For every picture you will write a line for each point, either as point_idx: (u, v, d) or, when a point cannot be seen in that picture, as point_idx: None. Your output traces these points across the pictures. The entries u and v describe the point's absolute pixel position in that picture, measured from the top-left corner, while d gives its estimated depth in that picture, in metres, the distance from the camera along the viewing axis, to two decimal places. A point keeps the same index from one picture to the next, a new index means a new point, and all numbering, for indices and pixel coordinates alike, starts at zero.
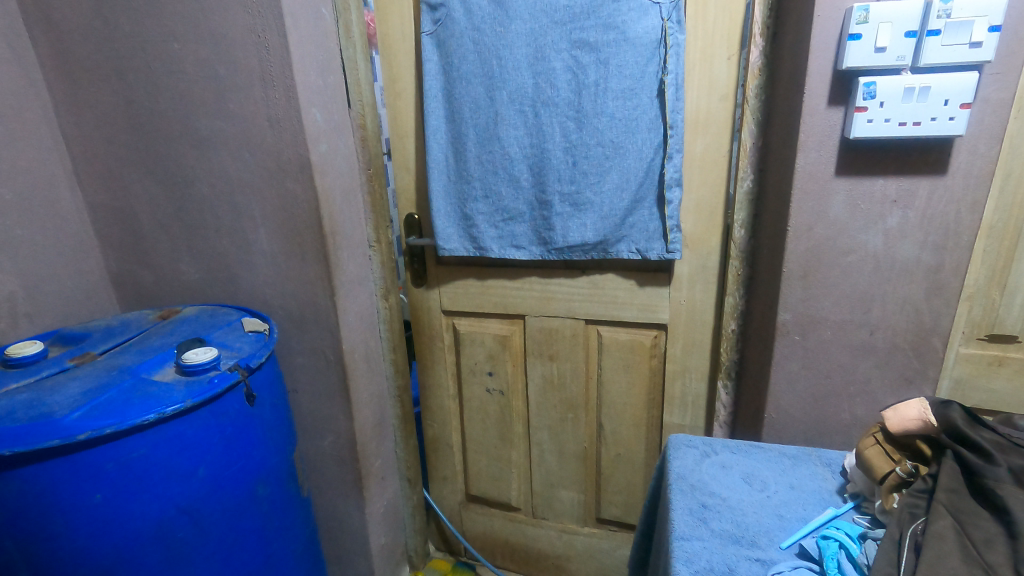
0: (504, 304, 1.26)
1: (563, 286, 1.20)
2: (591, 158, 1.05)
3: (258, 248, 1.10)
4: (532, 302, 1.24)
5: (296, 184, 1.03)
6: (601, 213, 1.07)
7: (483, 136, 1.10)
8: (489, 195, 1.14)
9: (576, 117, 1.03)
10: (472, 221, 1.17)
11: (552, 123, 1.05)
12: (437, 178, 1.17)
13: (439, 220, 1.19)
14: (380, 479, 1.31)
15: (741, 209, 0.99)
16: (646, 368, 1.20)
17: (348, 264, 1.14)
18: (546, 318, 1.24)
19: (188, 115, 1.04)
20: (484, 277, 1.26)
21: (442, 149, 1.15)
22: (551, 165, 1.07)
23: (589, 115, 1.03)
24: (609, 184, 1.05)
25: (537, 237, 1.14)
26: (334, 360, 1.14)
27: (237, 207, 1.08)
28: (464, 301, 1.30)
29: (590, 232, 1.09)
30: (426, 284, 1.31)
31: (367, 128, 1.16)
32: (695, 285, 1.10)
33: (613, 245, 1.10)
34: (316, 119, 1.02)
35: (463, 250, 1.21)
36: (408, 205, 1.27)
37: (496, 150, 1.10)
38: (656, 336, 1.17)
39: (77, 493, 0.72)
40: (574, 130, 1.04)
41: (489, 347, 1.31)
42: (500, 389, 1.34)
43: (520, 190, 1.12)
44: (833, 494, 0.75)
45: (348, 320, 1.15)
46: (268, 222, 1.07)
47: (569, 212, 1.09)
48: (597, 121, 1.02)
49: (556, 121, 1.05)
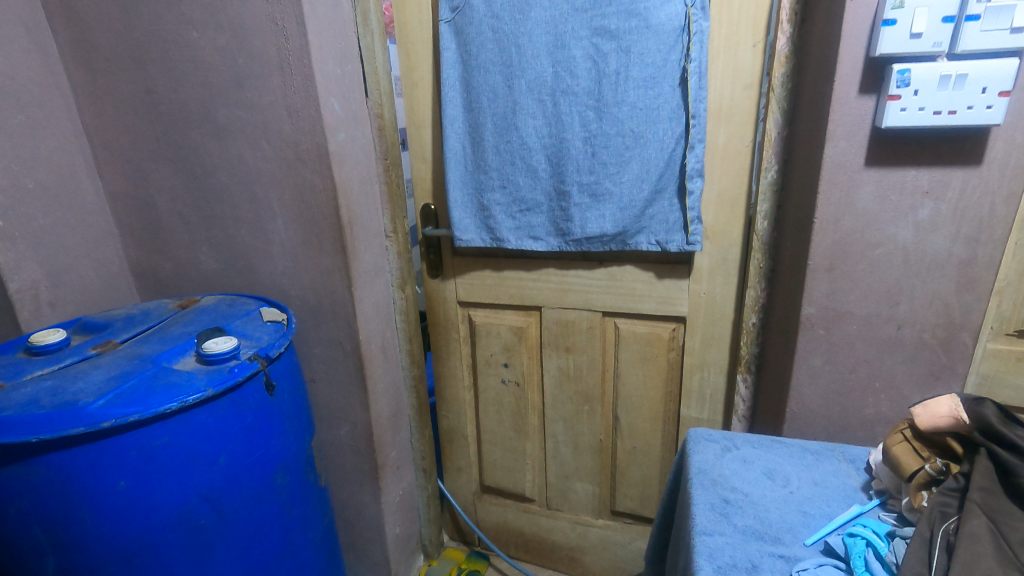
0: (520, 296, 1.26)
1: (580, 278, 1.19)
2: (611, 147, 1.03)
3: (276, 238, 1.10)
4: (549, 294, 1.23)
5: (315, 174, 1.02)
6: (620, 206, 1.06)
7: (502, 125, 1.09)
8: (507, 186, 1.13)
9: (597, 107, 1.02)
10: (490, 212, 1.17)
11: (571, 113, 1.04)
12: (455, 169, 1.16)
13: (456, 211, 1.19)
14: (396, 468, 1.32)
15: (765, 200, 0.97)
16: (664, 361, 1.18)
17: (365, 254, 1.14)
18: (564, 310, 1.23)
19: (207, 104, 1.04)
20: (501, 269, 1.25)
21: (459, 138, 1.14)
22: (569, 155, 1.07)
23: (609, 105, 1.01)
24: (629, 175, 1.04)
25: (555, 228, 1.14)
26: (351, 351, 1.15)
27: (256, 198, 1.08)
28: (480, 292, 1.29)
29: (610, 224, 1.08)
30: (442, 275, 1.31)
31: (383, 117, 1.15)
32: (715, 277, 1.08)
33: (632, 236, 1.08)
34: (334, 109, 1.01)
35: (480, 241, 1.20)
36: (424, 195, 1.26)
37: (513, 139, 1.10)
38: (675, 329, 1.16)
39: (101, 480, 0.73)
40: (594, 120, 1.03)
41: (505, 339, 1.31)
42: (516, 380, 1.33)
43: (538, 181, 1.11)
44: (858, 491, 0.74)
45: (364, 312, 1.15)
46: (286, 212, 1.07)
47: (588, 204, 1.08)
48: (617, 111, 1.01)
49: (575, 111, 1.04)
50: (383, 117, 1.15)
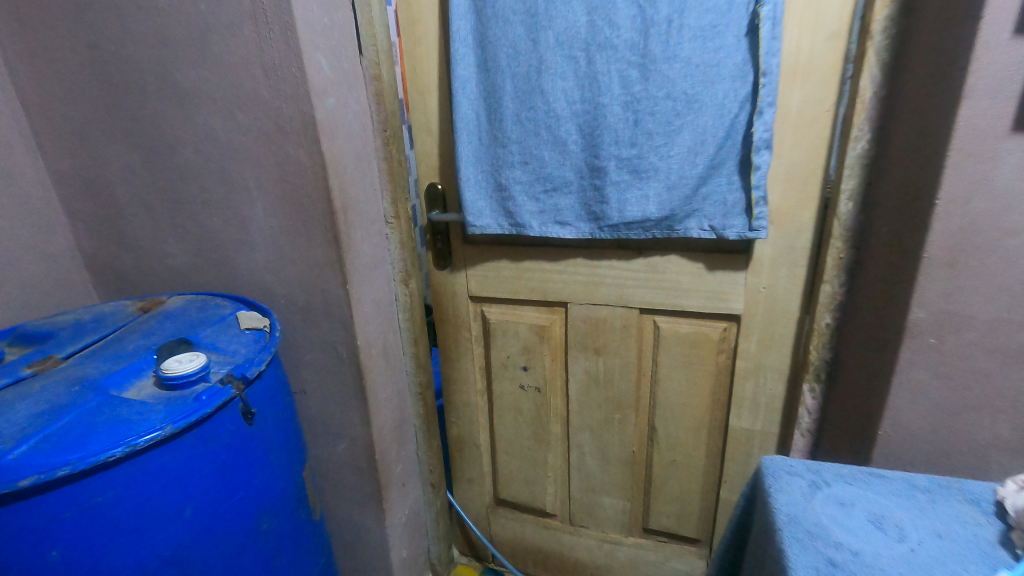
0: (542, 290, 1.09)
1: (614, 270, 1.02)
2: (657, 114, 0.86)
3: (255, 227, 0.92)
4: (577, 288, 1.06)
5: (300, 148, 0.84)
6: (666, 185, 0.89)
7: (524, 89, 0.91)
8: (529, 162, 0.96)
9: (641, 64, 0.84)
10: (508, 192, 0.99)
11: (609, 73, 0.86)
12: (467, 142, 0.98)
13: (469, 191, 1.01)
14: (401, 486, 1.17)
15: (851, 177, 0.79)
16: (712, 366, 1.02)
17: (362, 244, 0.96)
18: (593, 307, 1.06)
19: (165, 63, 0.84)
20: (520, 259, 1.08)
21: (472, 104, 0.96)
22: (605, 125, 0.89)
23: (656, 61, 0.83)
24: (679, 148, 0.87)
25: (586, 212, 0.97)
26: (347, 358, 0.98)
27: (228, 177, 0.89)
28: (496, 286, 1.12)
29: (653, 207, 0.91)
30: (451, 265, 1.14)
31: (381, 79, 0.96)
32: (778, 270, 0.92)
33: (680, 220, 0.91)
34: (321, 67, 0.82)
35: (497, 227, 1.03)
36: (429, 173, 1.08)
37: (537, 107, 0.92)
38: (726, 329, 0.99)
39: (26, 550, 0.56)
40: (637, 80, 0.85)
41: (524, 339, 1.14)
42: (536, 385, 1.17)
43: (566, 156, 0.94)
44: (998, 548, 0.58)
45: (361, 313, 0.97)
46: (265, 195, 0.89)
47: (627, 183, 0.91)
48: (666, 69, 0.83)
49: (613, 70, 0.86)
50: (380, 79, 0.96)
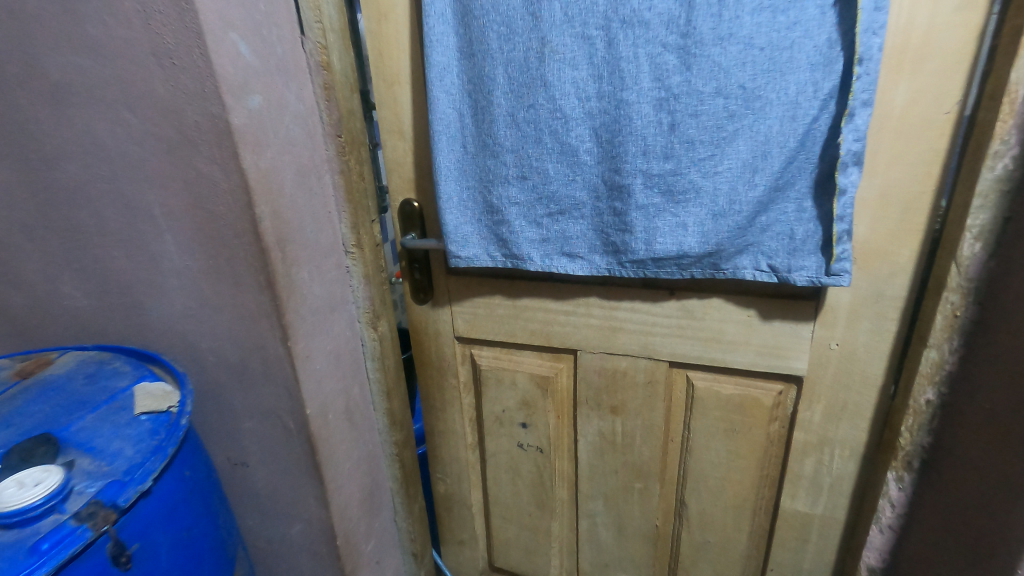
0: (546, 334, 0.87)
1: (637, 313, 0.80)
2: (702, 115, 0.63)
3: (168, 265, 0.70)
4: (589, 334, 0.84)
5: (214, 164, 0.61)
6: (712, 211, 0.67)
7: (523, 80, 0.69)
8: (529, 178, 0.74)
9: (680, 47, 0.62)
10: (501, 215, 0.77)
11: (637, 60, 0.64)
12: (447, 150, 0.76)
13: (451, 213, 0.79)
14: (374, 566, 0.96)
15: (983, 207, 0.57)
16: (761, 436, 0.80)
17: (311, 285, 0.74)
18: (610, 356, 0.85)
19: (29, 49, 0.62)
20: (518, 296, 0.86)
21: (453, 100, 0.74)
22: (630, 129, 0.67)
23: (704, 42, 0.61)
24: (731, 162, 0.64)
25: (602, 242, 0.74)
26: (295, 429, 0.76)
27: (128, 202, 0.67)
28: (489, 326, 0.91)
29: (694, 239, 0.69)
30: (433, 300, 0.92)
31: (332, 67, 0.73)
32: (858, 323, 0.69)
33: (729, 257, 0.69)
34: (237, 51, 0.59)
35: (487, 259, 0.80)
36: (402, 187, 0.86)
37: (539, 104, 0.69)
38: (781, 393, 0.77)
39: None
40: (676, 68, 0.63)
41: (523, 390, 0.93)
42: (538, 445, 0.96)
43: (578, 169, 0.72)
44: None
45: (311, 372, 0.75)
46: (176, 226, 0.67)
47: (659, 206, 0.69)
48: (717, 54, 0.61)
49: (643, 56, 0.63)
50: (331, 66, 0.73)
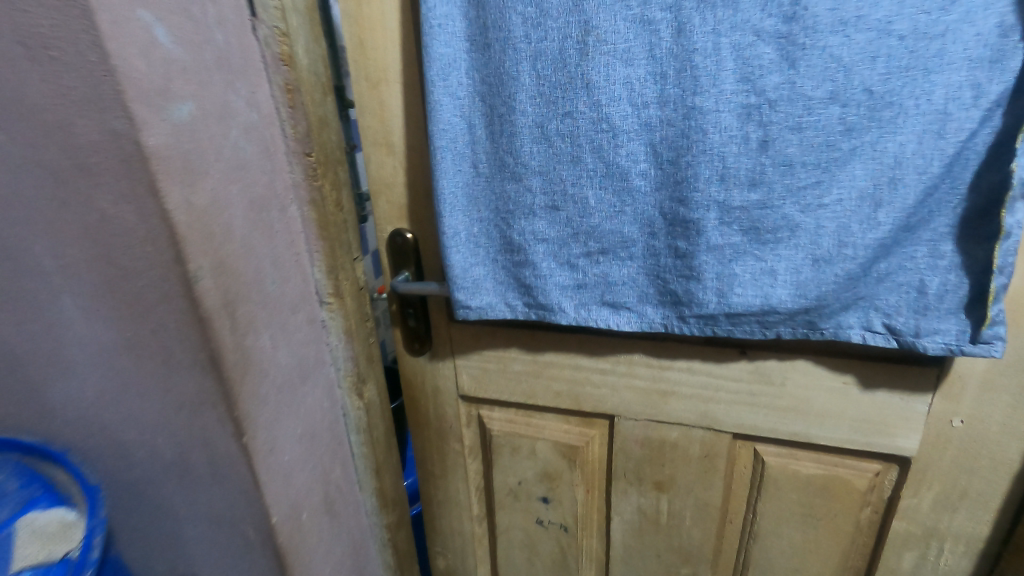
0: (575, 396, 0.70)
1: (695, 375, 0.63)
2: (810, 128, 0.46)
3: (71, 336, 0.51)
4: (631, 397, 0.68)
5: (124, 202, 0.42)
6: (813, 255, 0.50)
7: (557, 80, 0.52)
8: (562, 208, 0.56)
9: (782, 36, 0.45)
10: (525, 254, 0.59)
11: (718, 53, 0.47)
12: (453, 171, 0.58)
13: (458, 252, 0.61)
14: None
15: None
16: (848, 523, 0.65)
17: (274, 354, 0.55)
18: (656, 424, 0.68)
19: None
20: (541, 350, 0.69)
21: (460, 106, 0.56)
22: (704, 146, 0.50)
23: (817, 28, 0.44)
24: (844, 192, 0.48)
25: (658, 290, 0.57)
26: (257, 542, 0.58)
27: (7, 252, 0.48)
28: (502, 384, 0.73)
29: (785, 292, 0.52)
30: (431, 351, 0.74)
31: (298, 62, 0.54)
32: (993, 395, 0.54)
33: (832, 314, 0.52)
34: (152, 38, 0.40)
35: (504, 309, 0.63)
36: (392, 215, 0.67)
37: (579, 112, 0.52)
38: (879, 475, 0.61)
39: None
40: (776, 64, 0.46)
41: (545, 460, 0.76)
42: (562, 522, 0.79)
43: (628, 198, 0.54)
44: None
45: (277, 468, 0.57)
46: (77, 285, 0.48)
47: (739, 248, 0.52)
48: (836, 44, 0.44)
49: (727, 47, 0.46)
50: (296, 61, 0.54)
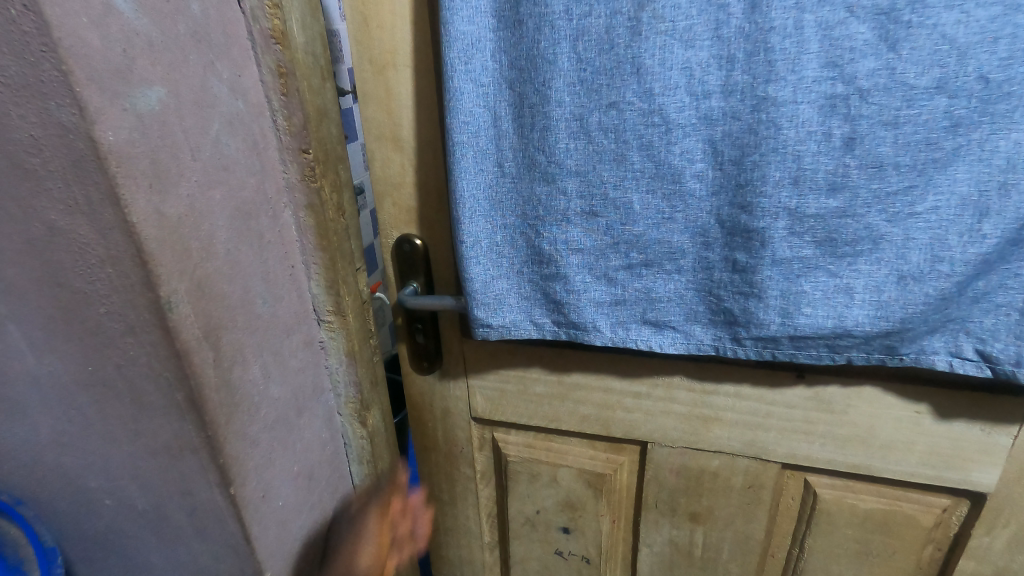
0: (604, 421, 0.63)
1: (744, 401, 0.56)
2: (907, 123, 0.39)
3: (18, 371, 0.42)
4: (668, 424, 0.60)
5: (75, 213, 0.34)
6: (899, 272, 0.43)
7: (602, 64, 0.44)
8: (602, 214, 0.49)
9: (881, 12, 0.38)
10: (556, 266, 0.52)
11: (801, 33, 0.39)
12: (474, 170, 0.50)
13: (478, 264, 0.53)
14: None
15: None
16: (908, 561, 0.59)
17: (265, 386, 0.47)
18: (696, 453, 0.61)
19: None
20: (567, 371, 0.61)
21: (484, 95, 0.48)
22: (777, 144, 0.42)
23: (923, 4, 0.37)
24: (942, 199, 0.41)
25: (709, 308, 0.50)
26: None
27: None
28: (521, 407, 0.66)
29: (864, 313, 0.45)
30: (442, 369, 0.67)
31: (292, 39, 0.43)
32: None
33: (916, 338, 0.45)
34: (111, 5, 0.32)
35: (528, 327, 0.55)
36: (399, 219, 0.59)
37: (627, 103, 0.44)
38: (946, 511, 0.55)
39: None
40: (871, 46, 0.38)
41: (567, 488, 0.69)
42: (584, 554, 0.72)
43: (679, 203, 0.47)
44: None
45: (271, 516, 0.49)
46: (22, 312, 0.39)
47: (810, 262, 0.45)
48: (946, 24, 0.37)
49: (811, 26, 0.39)
50: (291, 38, 0.43)
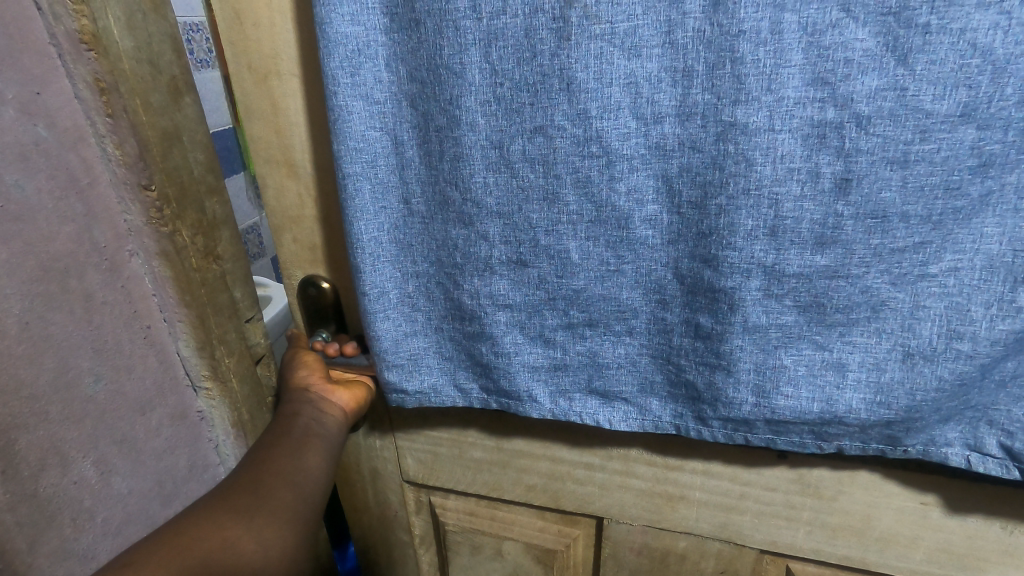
0: (553, 493, 0.53)
1: (714, 481, 0.47)
2: (918, 160, 0.29)
3: None
4: (627, 500, 0.51)
5: None
6: (905, 348, 0.34)
7: (523, 77, 0.34)
8: (532, 264, 0.39)
9: (888, 11, 0.28)
10: (479, 325, 0.41)
11: (780, 39, 0.29)
12: (375, 208, 0.40)
13: (387, 320, 0.43)
14: None
15: None
16: None
17: (105, 467, 0.40)
18: (660, 533, 0.52)
19: None
20: (507, 437, 0.52)
21: (380, 113, 0.37)
22: (750, 184, 0.32)
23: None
24: (963, 258, 0.31)
25: (668, 379, 0.40)
26: None
27: None
28: (458, 473, 0.56)
29: (859, 398, 0.35)
30: (366, 425, 0.57)
31: (112, 42, 0.34)
32: None
33: (926, 429, 0.36)
34: None
35: (451, 392, 0.45)
36: (301, 257, 0.49)
37: (557, 127, 0.34)
38: None
39: None
40: (871, 58, 0.28)
41: (516, 561, 0.59)
42: None
43: (628, 253, 0.37)
44: None
45: None
46: None
47: (792, 332, 0.35)
48: (976, 29, 0.27)
49: (792, 31, 0.29)
50: (108, 42, 0.34)
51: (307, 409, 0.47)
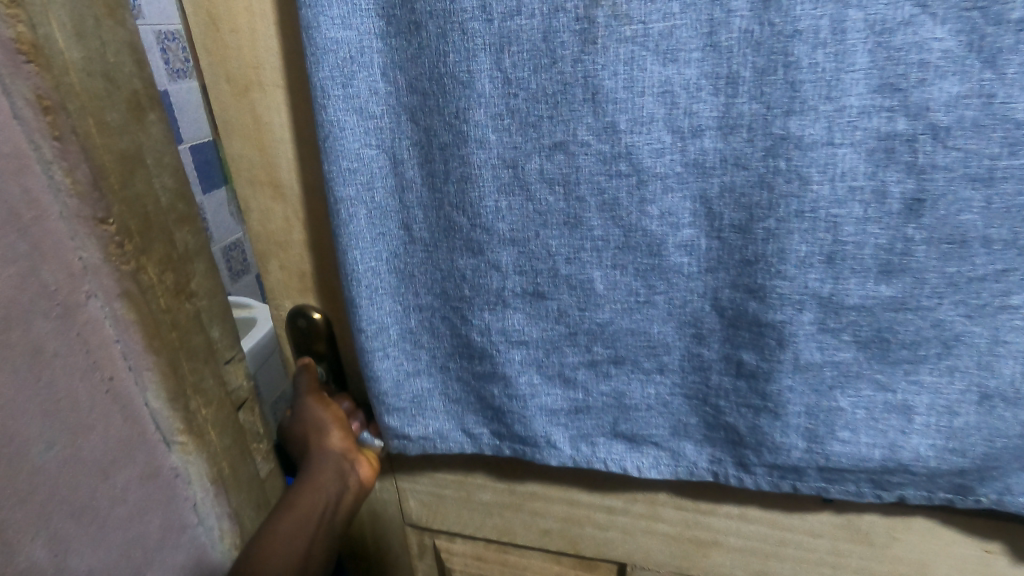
0: (571, 538, 0.49)
1: (751, 527, 0.42)
2: (1004, 178, 0.26)
3: None
4: (653, 546, 0.46)
5: None
6: (981, 389, 0.30)
7: (540, 86, 0.29)
8: (551, 296, 0.34)
9: (975, 5, 0.24)
10: (490, 365, 0.37)
11: (844, 39, 0.25)
12: (371, 235, 0.35)
13: (386, 360, 0.38)
14: None
15: None
16: None
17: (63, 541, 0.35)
18: None
19: None
20: (520, 480, 0.47)
21: (376, 129, 0.33)
22: (805, 206, 0.28)
23: None
24: None
25: (705, 422, 0.36)
26: None
27: None
28: (466, 517, 0.51)
29: (926, 444, 0.31)
30: None
31: (56, 53, 0.30)
32: None
33: (1001, 477, 0.32)
34: None
35: (459, 437, 0.41)
36: (290, 287, 0.44)
37: (580, 143, 0.30)
38: None
39: None
40: (951, 60, 0.24)
41: None
42: None
43: (660, 283, 0.32)
44: None
45: None
46: None
47: (850, 370, 0.31)
48: None
49: (859, 29, 0.25)
50: (52, 53, 0.30)
51: (331, 489, 0.43)
